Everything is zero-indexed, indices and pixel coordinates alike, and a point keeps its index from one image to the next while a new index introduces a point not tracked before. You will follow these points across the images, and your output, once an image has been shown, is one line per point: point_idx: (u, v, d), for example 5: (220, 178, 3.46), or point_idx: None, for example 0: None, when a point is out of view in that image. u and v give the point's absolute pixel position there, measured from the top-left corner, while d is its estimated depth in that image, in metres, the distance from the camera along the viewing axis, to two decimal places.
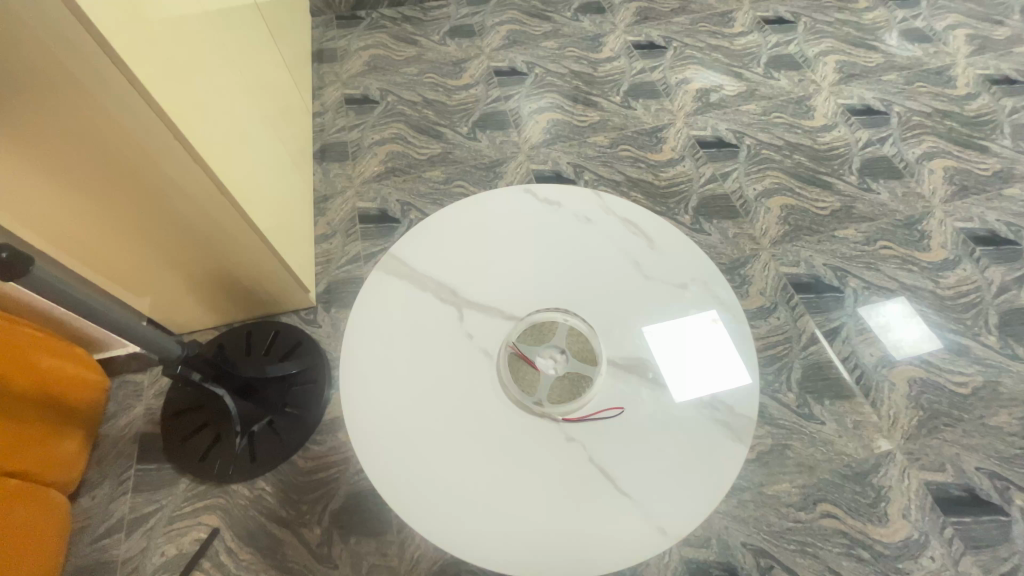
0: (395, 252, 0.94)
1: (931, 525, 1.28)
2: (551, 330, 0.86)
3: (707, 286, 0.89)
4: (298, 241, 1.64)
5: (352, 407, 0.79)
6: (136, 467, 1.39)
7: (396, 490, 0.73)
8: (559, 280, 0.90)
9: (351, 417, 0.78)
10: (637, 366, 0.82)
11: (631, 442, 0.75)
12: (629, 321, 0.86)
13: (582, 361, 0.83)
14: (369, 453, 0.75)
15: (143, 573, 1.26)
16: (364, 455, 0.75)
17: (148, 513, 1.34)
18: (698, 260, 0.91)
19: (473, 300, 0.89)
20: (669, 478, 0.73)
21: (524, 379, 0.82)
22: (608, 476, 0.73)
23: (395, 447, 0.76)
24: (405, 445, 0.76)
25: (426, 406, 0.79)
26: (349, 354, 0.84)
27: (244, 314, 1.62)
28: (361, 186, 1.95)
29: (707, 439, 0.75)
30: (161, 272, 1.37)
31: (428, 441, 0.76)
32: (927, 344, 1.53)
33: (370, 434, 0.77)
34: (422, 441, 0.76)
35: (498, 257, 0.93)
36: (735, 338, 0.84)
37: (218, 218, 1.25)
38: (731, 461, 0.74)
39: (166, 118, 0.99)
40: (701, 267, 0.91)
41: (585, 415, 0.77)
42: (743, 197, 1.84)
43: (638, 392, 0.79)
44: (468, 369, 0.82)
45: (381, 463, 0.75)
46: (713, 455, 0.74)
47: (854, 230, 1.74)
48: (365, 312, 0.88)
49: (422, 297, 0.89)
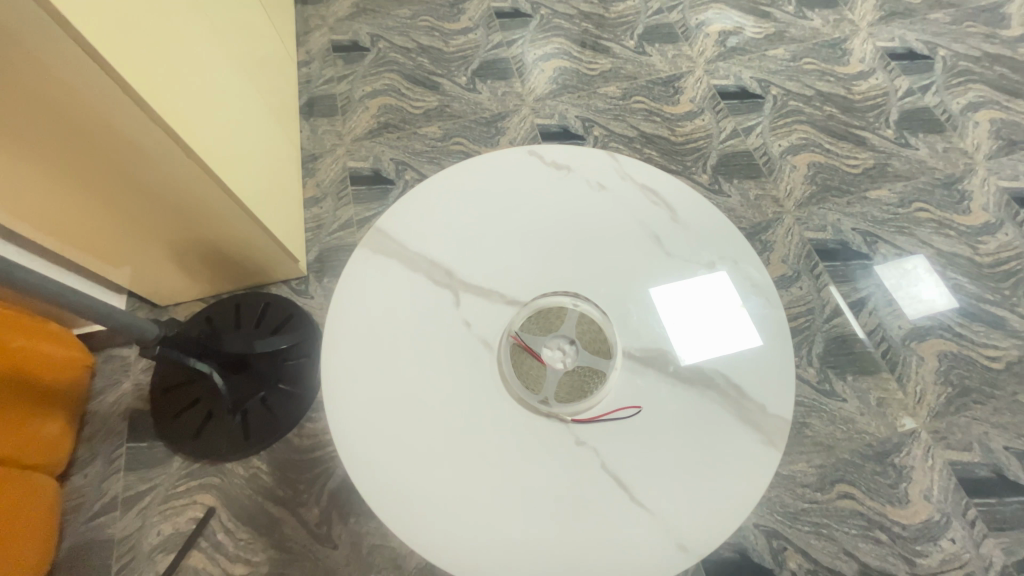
0: (382, 225, 0.83)
1: (953, 506, 1.22)
2: (560, 318, 0.76)
3: (737, 264, 0.77)
4: (284, 207, 1.52)
5: (336, 405, 0.71)
6: (127, 444, 1.34)
7: (387, 499, 0.66)
8: (567, 258, 0.80)
9: (334, 417, 0.70)
10: (656, 358, 0.72)
11: (650, 446, 0.67)
12: (646, 306, 0.76)
13: (595, 353, 0.73)
14: (358, 462, 0.68)
15: (140, 552, 1.23)
16: (351, 461, 0.68)
17: (142, 491, 1.30)
18: (728, 233, 0.80)
19: (470, 282, 0.78)
20: (690, 488, 0.65)
21: (528, 373, 0.72)
22: (622, 485, 0.65)
23: (386, 453, 0.68)
24: (396, 449, 0.68)
25: (417, 404, 0.71)
26: (331, 344, 0.75)
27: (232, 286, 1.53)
28: (352, 144, 1.80)
29: (736, 443, 0.67)
30: (138, 245, 1.26)
31: (420, 443, 0.68)
32: (941, 302, 1.45)
33: (357, 436, 0.69)
34: (414, 445, 0.68)
35: (498, 231, 0.82)
36: (769, 325, 0.74)
37: (188, 184, 1.11)
38: (762, 469, 0.65)
39: (113, 73, 0.84)
40: (731, 242, 0.79)
41: (597, 416, 0.69)
42: (766, 154, 1.68)
43: (660, 388, 0.70)
44: (466, 362, 0.73)
45: (371, 471, 0.67)
46: (743, 460, 0.66)
47: (888, 191, 1.60)
48: (349, 295, 0.78)
49: (413, 280, 0.79)
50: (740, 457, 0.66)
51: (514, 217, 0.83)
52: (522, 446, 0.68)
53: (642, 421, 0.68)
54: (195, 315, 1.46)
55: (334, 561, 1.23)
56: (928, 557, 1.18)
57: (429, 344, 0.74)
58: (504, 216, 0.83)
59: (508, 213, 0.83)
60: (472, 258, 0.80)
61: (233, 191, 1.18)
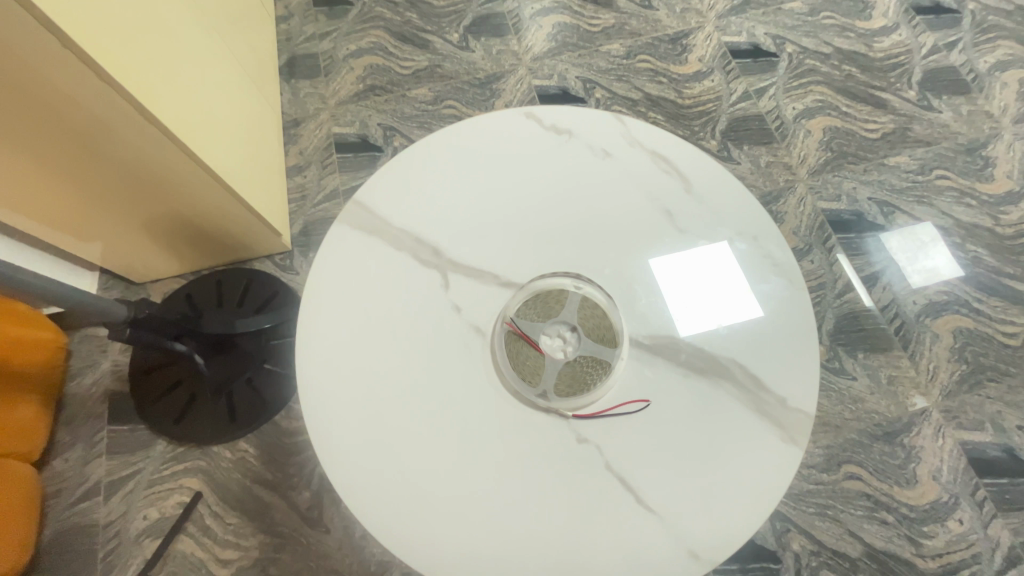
0: (361, 198, 0.74)
1: (962, 487, 1.19)
2: (559, 301, 0.68)
3: (756, 241, 0.70)
4: (265, 177, 1.42)
5: (310, 397, 0.64)
6: (109, 427, 1.29)
7: (369, 502, 0.60)
8: (568, 235, 0.72)
9: (308, 409, 0.64)
10: (667, 347, 0.65)
11: (659, 444, 0.61)
12: (654, 289, 0.69)
13: (599, 342, 0.66)
14: (335, 459, 0.62)
15: (126, 537, 1.20)
16: (328, 458, 0.62)
17: (126, 475, 1.25)
18: (747, 206, 0.72)
19: (459, 262, 0.71)
20: (702, 489, 0.59)
21: (524, 364, 0.65)
22: (627, 485, 0.59)
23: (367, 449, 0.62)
24: (378, 448, 0.62)
25: (402, 398, 0.64)
26: (305, 331, 0.67)
27: (213, 262, 1.44)
28: (336, 108, 1.68)
29: (754, 439, 0.61)
30: (106, 219, 1.17)
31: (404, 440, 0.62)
32: (945, 271, 1.38)
33: (335, 434, 0.63)
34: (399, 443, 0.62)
35: (490, 204, 0.74)
36: (791, 308, 0.67)
37: (150, 151, 1.02)
38: (781, 469, 0.59)
39: (36, 11, 0.73)
40: (750, 216, 0.71)
41: (599, 411, 0.63)
42: (779, 118, 1.58)
43: (670, 379, 0.64)
44: (455, 350, 0.66)
45: (349, 468, 0.61)
46: (761, 459, 0.60)
47: (908, 157, 1.51)
48: (325, 277, 0.70)
49: (395, 258, 0.71)
50: (756, 456, 0.60)
51: (509, 187, 0.75)
52: (517, 443, 0.62)
53: (650, 414, 0.62)
54: (175, 293, 1.39)
55: (326, 545, 1.20)
56: (934, 538, 1.15)
57: (414, 331, 0.67)
58: (497, 187, 0.75)
59: (502, 182, 0.75)
60: (462, 234, 0.72)
61: (201, 160, 1.09)
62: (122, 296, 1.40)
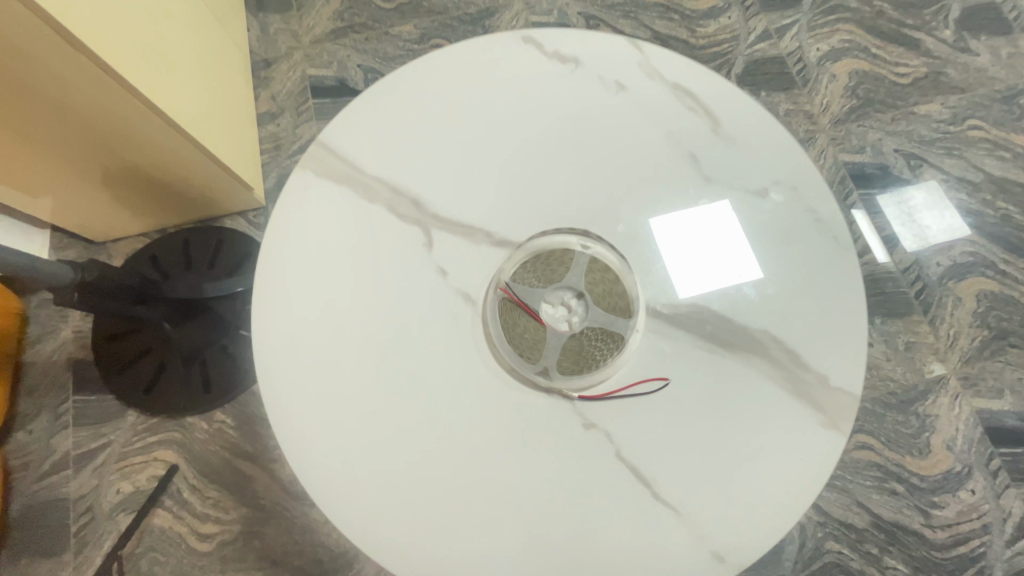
0: (327, 141, 0.62)
1: (977, 457, 1.14)
2: (564, 264, 0.58)
3: (797, 191, 0.59)
4: (233, 125, 1.27)
5: (272, 378, 0.55)
6: (74, 398, 1.20)
7: (343, 500, 0.52)
8: (573, 184, 0.61)
9: (271, 392, 0.55)
10: (690, 318, 0.56)
11: (680, 430, 0.53)
12: (673, 246, 0.59)
13: (610, 312, 0.56)
14: (306, 449, 0.53)
15: (99, 511, 1.13)
16: (297, 447, 0.53)
17: (96, 448, 1.17)
18: (787, 151, 0.61)
19: (445, 217, 0.60)
20: (728, 480, 0.52)
21: (522, 338, 0.56)
22: (642, 477, 0.52)
23: (342, 436, 0.54)
24: (352, 437, 0.53)
25: (378, 379, 0.55)
26: (263, 303, 0.57)
27: (179, 220, 1.31)
28: (311, 47, 1.51)
29: (791, 423, 0.53)
30: (53, 172, 1.03)
31: (384, 425, 0.54)
32: (954, 231, 1.29)
33: (303, 422, 0.54)
34: (375, 432, 0.54)
35: (481, 147, 0.62)
36: (835, 271, 0.57)
37: (94, 94, 0.88)
38: (819, 457, 0.52)
39: None
40: (791, 162, 0.60)
41: (611, 391, 0.54)
42: (802, 60, 1.43)
43: (696, 354, 0.55)
44: (443, 321, 0.57)
45: (323, 458, 0.53)
46: (797, 446, 0.52)
47: (940, 105, 1.38)
48: (285, 237, 0.59)
49: (369, 212, 0.60)
50: (793, 443, 0.52)
51: (505, 128, 0.63)
52: (515, 429, 0.54)
53: (671, 395, 0.54)
54: (139, 253, 1.27)
55: (311, 518, 1.14)
56: (944, 509, 1.11)
57: (392, 302, 0.57)
58: (488, 129, 0.63)
59: (495, 121, 0.63)
60: (448, 184, 0.61)
61: (157, 105, 0.95)
62: (80, 256, 1.27)
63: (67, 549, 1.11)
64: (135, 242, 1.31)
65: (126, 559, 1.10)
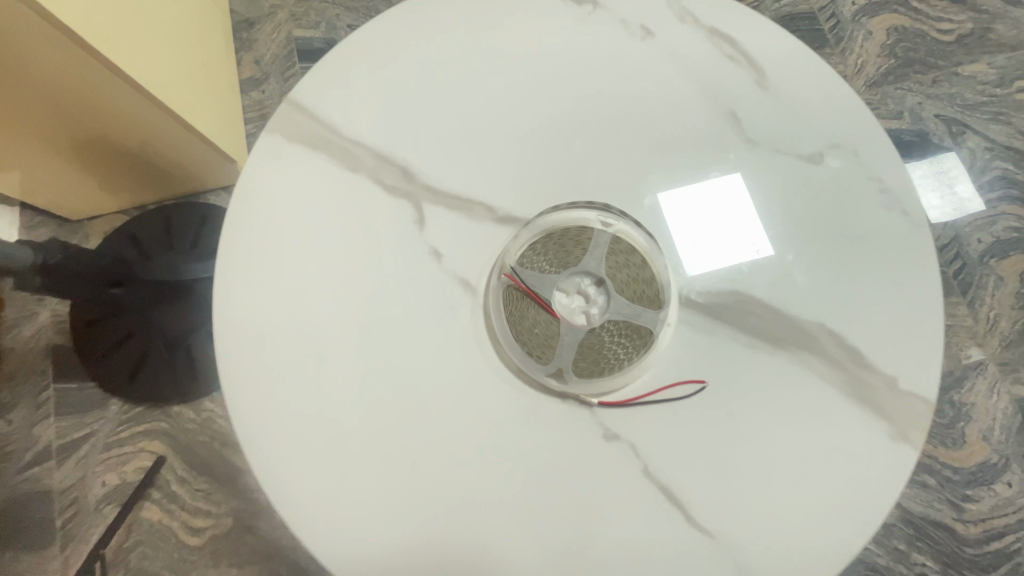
0: (300, 99, 0.53)
1: (1015, 448, 1.06)
2: (580, 244, 0.49)
3: (858, 157, 0.50)
4: (215, 91, 1.16)
5: (236, 378, 0.47)
6: (54, 386, 1.13)
7: (324, 521, 0.45)
8: (592, 152, 0.52)
9: (234, 394, 0.47)
10: (727, 308, 0.48)
11: (719, 441, 0.46)
12: (707, 224, 0.51)
13: (636, 302, 0.48)
14: (277, 461, 0.46)
15: (85, 505, 1.08)
16: (266, 458, 0.46)
17: (79, 438, 1.11)
18: (847, 110, 0.51)
19: (443, 192, 0.51)
20: (777, 505, 0.45)
21: (532, 335, 0.48)
22: (675, 496, 0.45)
23: (321, 445, 0.46)
24: (333, 450, 0.46)
25: (364, 382, 0.47)
26: (223, 289, 0.48)
27: (158, 195, 1.21)
28: (297, 5, 1.38)
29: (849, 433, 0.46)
30: (19, 146, 0.92)
31: (369, 432, 0.46)
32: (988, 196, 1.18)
33: (273, 429, 0.46)
34: (358, 440, 0.46)
35: (483, 108, 0.53)
36: (901, 255, 0.49)
37: (57, 60, 0.76)
38: (885, 474, 0.45)
39: None
40: (851, 124, 0.51)
41: (639, 397, 0.47)
42: (834, 16, 1.29)
43: (735, 350, 0.48)
44: (440, 313, 0.49)
45: (297, 471, 0.46)
46: (857, 459, 0.45)
47: (986, 65, 1.25)
48: (249, 216, 0.50)
49: (350, 183, 0.51)
50: (851, 459, 0.45)
51: (511, 84, 0.53)
52: (528, 439, 0.47)
53: (709, 401, 0.47)
54: (117, 232, 1.17)
55: None
56: (978, 503, 1.04)
57: (380, 290, 0.49)
58: (491, 86, 0.53)
59: (500, 77, 0.54)
60: (445, 150, 0.52)
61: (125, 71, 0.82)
62: (54, 236, 1.18)
63: (53, 543, 1.06)
64: (112, 218, 1.22)
65: (114, 553, 1.05)
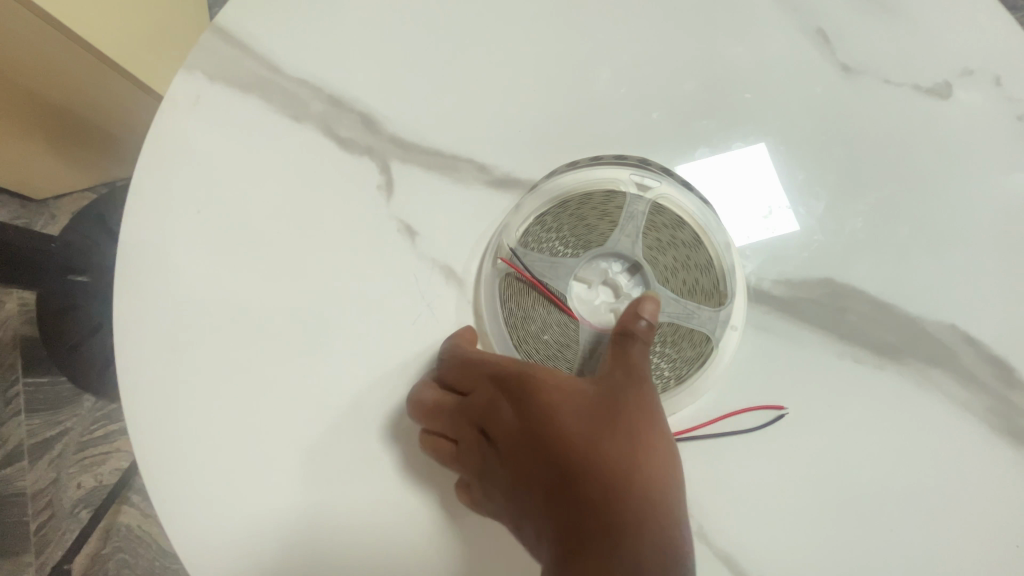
0: (228, 27, 0.39)
1: None
2: (607, 217, 0.37)
3: (989, 97, 0.39)
4: None
5: (159, 392, 0.36)
6: (23, 379, 0.82)
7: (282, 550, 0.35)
8: (632, 94, 0.39)
9: (157, 414, 0.36)
10: (816, 297, 0.37)
11: (816, 481, 0.35)
12: (753, 186, 0.39)
13: (686, 296, 0.36)
14: (214, 495, 0.35)
15: (61, 512, 0.81)
16: (201, 492, 0.35)
17: (51, 438, 0.82)
18: (975, 40, 0.39)
19: (439, 150, 0.39)
20: (895, 564, 0.34)
21: (541, 343, 0.36)
22: (759, 554, 0.34)
23: (275, 475, 0.36)
24: (290, 475, 0.36)
25: (329, 398, 0.37)
26: (141, 279, 0.37)
27: (76, 181, 0.82)
28: None
29: (998, 470, 0.35)
30: None
31: (337, 458, 0.36)
32: None
33: (210, 460, 0.35)
34: (323, 467, 0.36)
35: (489, 38, 0.40)
36: None
37: None
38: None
39: None
40: (981, 55, 0.39)
41: (694, 428, 0.36)
42: None
43: (825, 357, 0.37)
44: (432, 310, 0.38)
45: (239, 505, 0.35)
46: (1009, 505, 0.35)
47: None
48: (169, 182, 0.38)
49: (308, 138, 0.39)
50: (990, 499, 0.35)
51: (525, 6, 0.40)
52: None
53: (792, 422, 0.36)
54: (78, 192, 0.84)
55: None
56: None
57: (349, 283, 0.38)
58: (498, 8, 0.40)
59: None
60: (434, 93, 0.39)
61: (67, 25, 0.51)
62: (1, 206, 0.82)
63: (27, 550, 0.79)
64: (14, 206, 0.82)
65: (90, 562, 0.80)
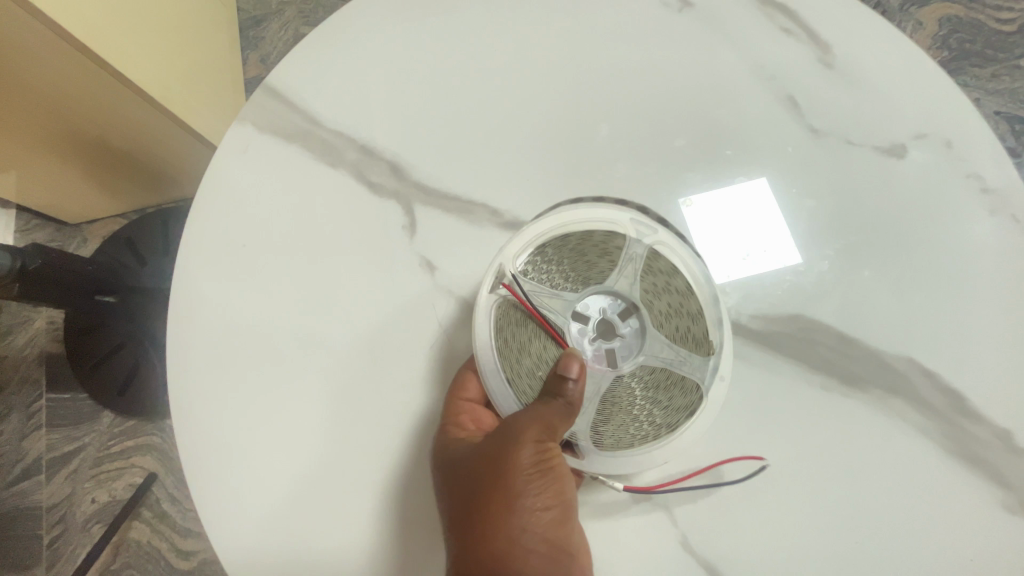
0: (277, 86, 0.46)
1: None
2: (607, 255, 0.40)
3: (945, 157, 0.44)
4: None
5: (200, 397, 0.40)
6: (47, 395, 0.86)
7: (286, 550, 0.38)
8: (625, 148, 0.45)
9: (199, 417, 0.40)
10: (790, 332, 0.41)
11: (792, 502, 0.38)
12: (735, 231, 0.43)
13: (679, 343, 0.39)
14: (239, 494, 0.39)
15: (73, 526, 0.83)
16: (228, 492, 0.39)
17: (68, 454, 0.85)
18: (931, 108, 0.44)
19: (454, 195, 0.44)
20: None
21: (534, 378, 0.38)
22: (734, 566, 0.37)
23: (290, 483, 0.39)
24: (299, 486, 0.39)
25: (346, 418, 0.41)
26: (189, 301, 0.42)
27: (114, 207, 0.88)
28: None
29: (960, 497, 0.38)
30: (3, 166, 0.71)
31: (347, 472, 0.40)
32: None
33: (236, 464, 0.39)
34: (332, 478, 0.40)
35: (501, 99, 0.46)
36: (1005, 280, 0.42)
37: (28, 44, 0.52)
38: (996, 542, 0.37)
39: None
40: (936, 121, 0.44)
41: (705, 472, 0.39)
42: None
43: (799, 387, 0.40)
44: (444, 337, 0.43)
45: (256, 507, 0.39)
46: (973, 529, 0.38)
47: None
48: (218, 218, 0.43)
49: (337, 184, 0.44)
50: (956, 523, 0.38)
51: (534, 72, 0.46)
52: None
53: (773, 446, 0.39)
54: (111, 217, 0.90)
55: None
56: None
57: (371, 311, 0.42)
58: (509, 73, 0.46)
59: (518, 64, 0.46)
60: (452, 145, 0.45)
61: None
62: (33, 228, 0.88)
63: (38, 565, 0.81)
64: (51, 230, 0.89)
65: None
